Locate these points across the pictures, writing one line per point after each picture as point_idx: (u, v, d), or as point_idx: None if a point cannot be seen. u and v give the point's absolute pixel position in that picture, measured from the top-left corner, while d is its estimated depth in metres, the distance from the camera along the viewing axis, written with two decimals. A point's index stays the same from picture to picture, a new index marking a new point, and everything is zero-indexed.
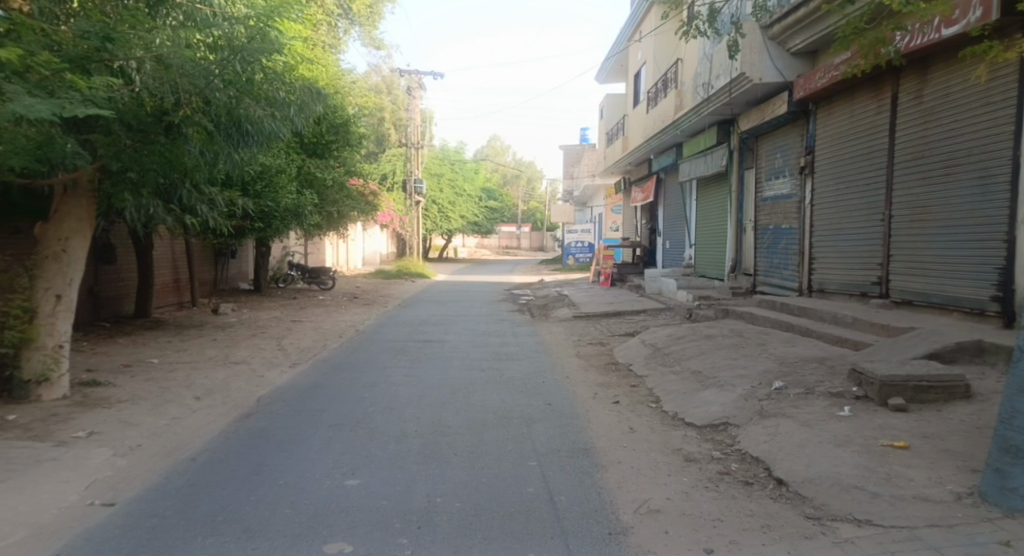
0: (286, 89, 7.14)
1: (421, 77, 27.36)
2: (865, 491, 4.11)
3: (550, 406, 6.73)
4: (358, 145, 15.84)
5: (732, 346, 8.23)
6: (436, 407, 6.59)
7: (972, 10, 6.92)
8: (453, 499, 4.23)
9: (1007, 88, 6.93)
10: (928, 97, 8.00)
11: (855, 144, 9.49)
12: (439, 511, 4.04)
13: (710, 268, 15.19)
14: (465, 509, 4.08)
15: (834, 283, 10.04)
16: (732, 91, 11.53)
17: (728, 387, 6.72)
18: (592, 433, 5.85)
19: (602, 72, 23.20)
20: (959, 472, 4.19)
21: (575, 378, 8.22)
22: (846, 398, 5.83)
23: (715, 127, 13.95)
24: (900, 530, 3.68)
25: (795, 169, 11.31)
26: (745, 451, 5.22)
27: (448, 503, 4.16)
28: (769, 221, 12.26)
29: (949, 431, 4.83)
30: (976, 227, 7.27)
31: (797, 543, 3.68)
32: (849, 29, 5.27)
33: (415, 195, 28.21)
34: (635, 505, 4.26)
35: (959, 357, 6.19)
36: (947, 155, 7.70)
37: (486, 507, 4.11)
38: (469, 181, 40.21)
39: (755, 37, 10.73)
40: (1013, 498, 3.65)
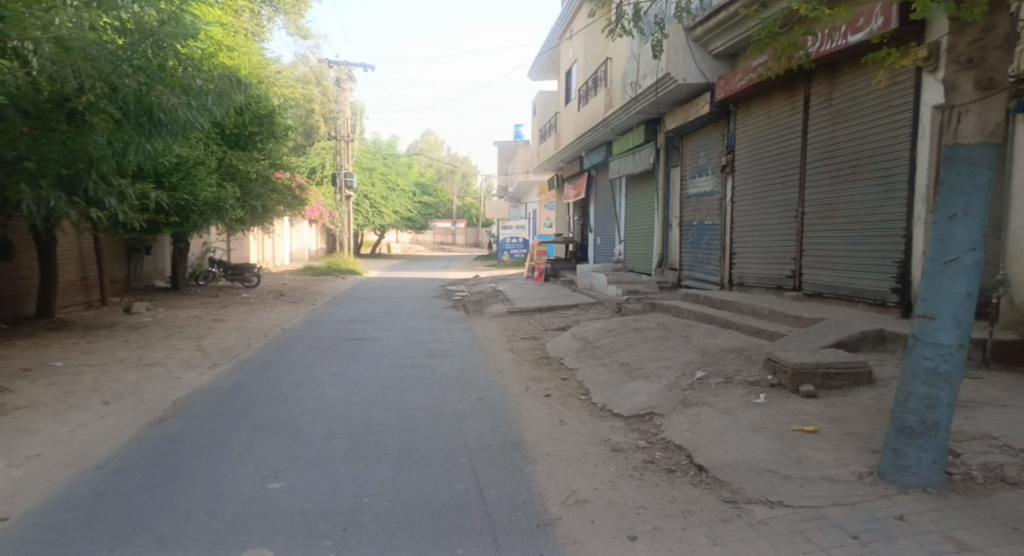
0: (202, 77, 6.93)
1: (350, 69, 26.89)
2: (777, 474, 4.33)
3: (481, 402, 6.74)
4: (284, 137, 15.36)
5: (658, 338, 8.48)
6: (366, 405, 6.50)
7: (874, 18, 7.32)
8: (381, 498, 4.19)
9: (905, 92, 7.39)
10: (837, 99, 8.44)
11: (771, 143, 9.94)
12: (366, 511, 3.99)
13: (639, 262, 15.56)
14: (393, 508, 4.05)
15: (752, 276, 10.47)
16: (658, 91, 11.82)
17: (654, 378, 6.94)
18: (523, 427, 5.89)
19: (535, 69, 23.38)
20: (861, 453, 4.47)
21: (507, 373, 8.27)
22: (762, 386, 6.11)
23: (643, 125, 14.31)
24: (808, 510, 3.89)
25: (716, 167, 11.74)
26: (668, 439, 5.40)
27: (375, 503, 4.12)
28: (693, 218, 12.68)
29: (854, 415, 5.14)
30: (878, 224, 7.74)
31: (714, 527, 3.84)
32: (764, 33, 5.46)
33: (346, 189, 27.65)
34: (563, 496, 4.34)
35: (863, 345, 6.61)
36: (854, 155, 8.15)
37: (414, 506, 4.09)
38: (400, 176, 39.75)
39: (678, 39, 11.04)
40: (908, 476, 3.92)
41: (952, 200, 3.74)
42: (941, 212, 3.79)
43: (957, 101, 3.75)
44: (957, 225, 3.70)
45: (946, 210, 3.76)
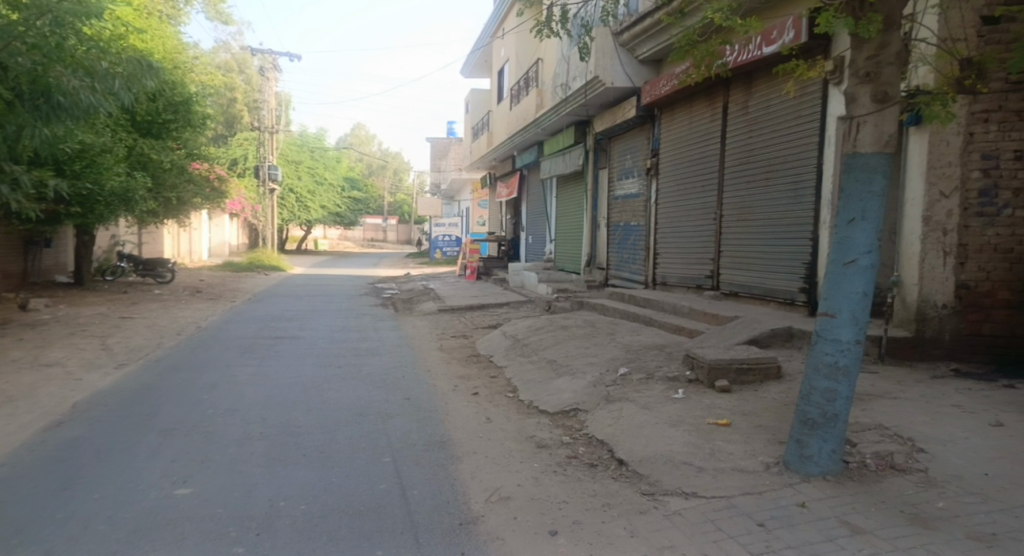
0: (107, 59, 6.61)
1: (275, 58, 26.07)
2: (692, 466, 4.49)
3: (407, 401, 6.68)
4: (202, 126, 14.72)
5: (584, 336, 8.64)
6: (286, 406, 6.33)
7: (786, 31, 7.68)
8: (298, 502, 4.10)
9: (813, 103, 7.80)
10: (753, 107, 8.84)
11: (692, 148, 10.30)
12: (281, 515, 3.90)
13: (569, 262, 15.76)
14: (310, 511, 3.97)
15: (674, 276, 10.81)
16: (587, 93, 12.02)
17: (580, 374, 7.06)
18: (449, 426, 5.89)
19: (467, 66, 23.33)
20: (769, 444, 4.70)
21: (435, 371, 8.23)
22: (680, 381, 6.33)
23: (573, 127, 14.52)
24: (720, 500, 4.06)
25: (641, 169, 12.05)
26: (591, 435, 5.51)
27: (292, 506, 4.02)
28: (620, 219, 12.97)
29: (764, 408, 5.40)
30: (789, 226, 8.14)
31: (632, 519, 3.95)
32: (685, 41, 5.63)
33: (269, 182, 26.75)
34: (487, 493, 4.37)
35: (773, 342, 6.93)
36: (768, 161, 8.54)
37: (333, 508, 4.02)
38: (328, 170, 38.83)
39: (606, 43, 11.26)
40: (810, 465, 4.15)
41: (852, 205, 3.97)
42: (841, 216, 4.03)
43: (857, 112, 3.98)
44: (856, 229, 3.94)
45: (846, 215, 4.00)
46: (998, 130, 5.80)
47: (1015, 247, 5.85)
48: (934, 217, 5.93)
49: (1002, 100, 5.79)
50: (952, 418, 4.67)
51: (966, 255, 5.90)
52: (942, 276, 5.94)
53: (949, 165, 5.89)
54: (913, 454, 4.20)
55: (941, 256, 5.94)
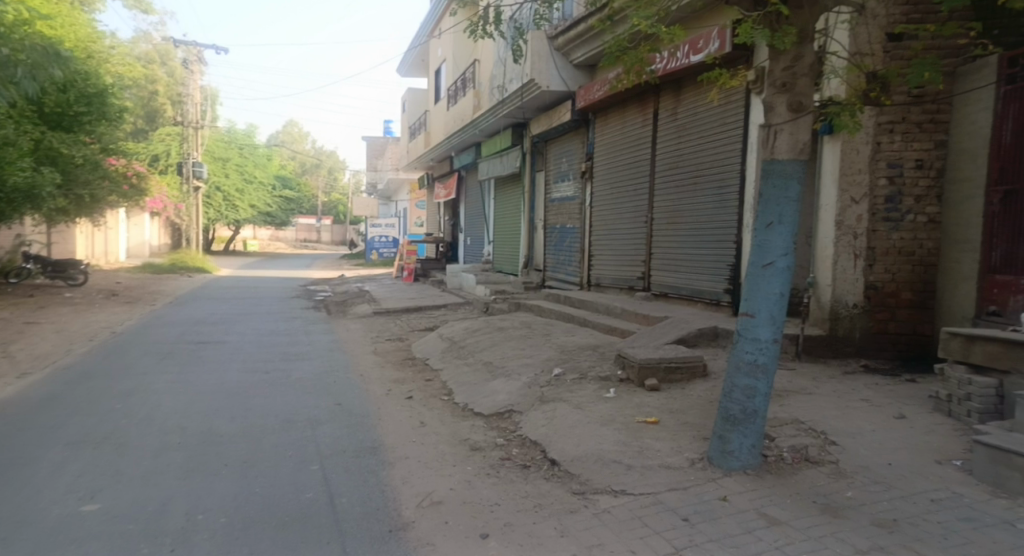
0: (8, 46, 6.26)
1: (200, 50, 25.14)
2: (621, 464, 4.58)
3: (339, 406, 6.56)
4: (118, 119, 14.04)
5: (520, 337, 8.70)
6: (210, 414, 6.10)
7: (712, 41, 7.95)
8: (218, 514, 3.96)
9: (737, 111, 8.09)
10: (682, 114, 9.11)
11: (625, 153, 10.53)
12: (198, 529, 3.77)
13: (507, 263, 15.83)
14: (230, 524, 3.84)
15: (608, 277, 11.02)
16: (523, 96, 12.10)
17: (515, 376, 7.10)
18: (381, 431, 5.80)
19: (404, 65, 23.12)
20: (694, 441, 4.85)
21: (368, 375, 8.11)
22: (612, 381, 6.45)
23: (510, 129, 14.59)
24: (647, 496, 4.16)
25: (576, 173, 12.23)
26: (524, 436, 5.54)
27: (211, 519, 3.89)
28: (556, 221, 13.11)
29: (690, 405, 5.56)
30: (715, 230, 8.41)
31: (562, 519, 4.00)
32: (615, 47, 5.70)
33: (194, 180, 25.73)
34: (418, 498, 4.33)
35: (700, 342, 7.15)
36: (695, 166, 8.81)
37: (255, 519, 3.91)
38: (259, 168, 37.66)
39: (541, 46, 11.37)
40: (732, 460, 4.30)
41: (770, 210, 4.14)
42: (760, 220, 4.19)
43: (774, 121, 4.16)
44: (774, 233, 4.12)
45: (765, 219, 4.16)
46: (902, 141, 6.16)
47: (917, 251, 6.22)
48: (845, 222, 6.24)
49: (905, 112, 6.15)
50: (861, 412, 4.94)
51: (874, 257, 6.24)
52: (852, 278, 6.27)
53: (858, 173, 6.22)
54: (826, 446, 4.42)
55: (852, 258, 6.26)
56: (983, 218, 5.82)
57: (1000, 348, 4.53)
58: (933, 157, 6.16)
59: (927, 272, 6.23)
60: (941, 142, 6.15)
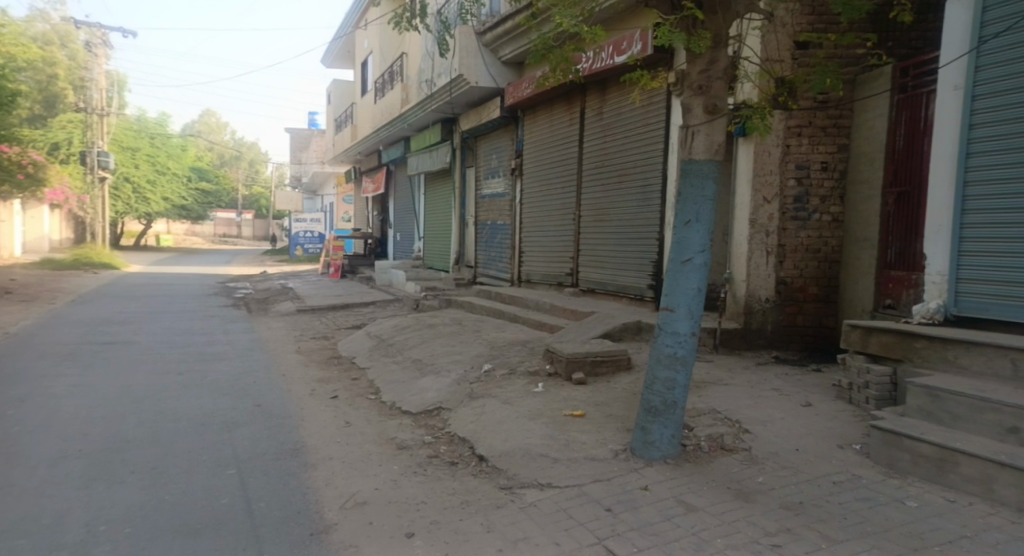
0: None
1: (104, 32, 23.77)
2: (547, 458, 4.66)
3: (259, 408, 6.37)
4: (10, 106, 13.09)
5: (450, 334, 8.69)
6: (118, 420, 5.82)
7: (634, 43, 8.16)
8: (122, 525, 3.80)
9: (659, 112, 8.32)
10: (607, 114, 9.31)
11: (553, 150, 10.67)
12: (100, 542, 3.60)
13: (437, 259, 15.77)
14: (136, 535, 3.69)
15: (537, 274, 11.14)
16: (452, 91, 12.05)
17: (444, 372, 7.09)
18: (304, 432, 5.68)
19: (329, 55, 22.61)
20: (618, 433, 4.98)
21: (291, 376, 7.90)
22: (540, 375, 6.54)
23: (439, 124, 14.51)
24: (572, 489, 4.25)
25: (506, 170, 12.30)
26: (453, 433, 5.54)
27: (114, 530, 3.73)
28: (487, 218, 13.14)
29: (615, 398, 5.70)
30: (638, 227, 8.64)
31: (488, 514, 4.03)
32: (541, 45, 5.73)
33: (99, 171, 24.31)
34: (341, 500, 4.27)
35: (625, 336, 7.34)
36: (620, 165, 9.02)
37: (163, 528, 3.77)
38: (172, 158, 35.96)
39: (469, 41, 11.34)
40: (653, 450, 4.45)
41: (687, 209, 4.30)
42: (678, 218, 4.35)
43: (691, 122, 4.31)
44: (691, 230, 4.28)
45: (683, 217, 4.32)
46: (809, 143, 6.51)
47: (822, 247, 6.61)
48: (758, 220, 6.54)
49: (812, 116, 6.50)
50: (772, 400, 5.20)
51: (784, 254, 6.58)
52: (765, 274, 6.58)
53: (770, 173, 6.52)
54: (740, 435, 4.63)
55: (764, 255, 6.56)
56: (880, 217, 6.18)
57: (894, 338, 4.87)
58: (836, 159, 6.55)
59: (831, 268, 6.63)
60: (844, 145, 6.54)
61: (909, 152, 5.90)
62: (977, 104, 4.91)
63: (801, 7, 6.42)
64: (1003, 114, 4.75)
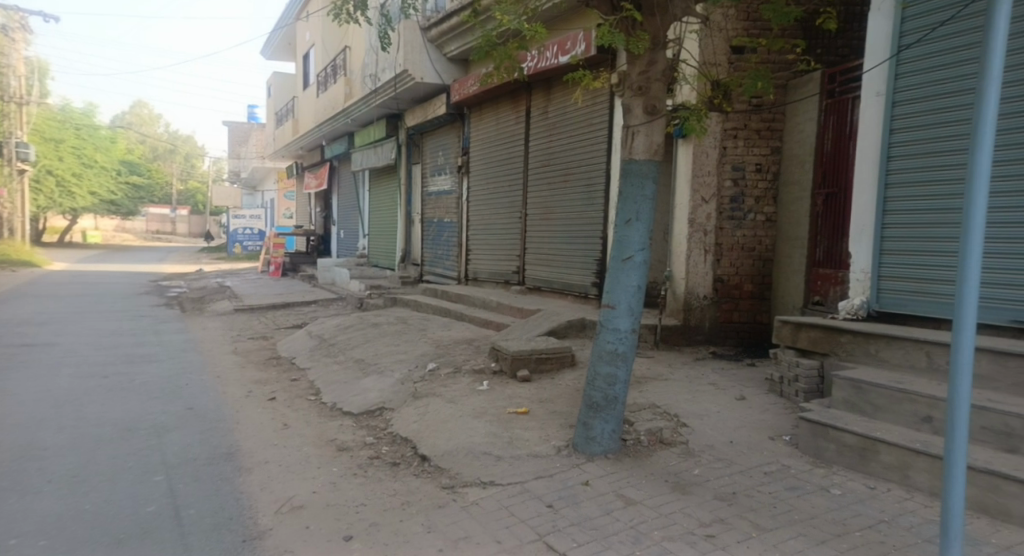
0: None
1: (22, 15, 22.54)
2: (491, 456, 4.67)
3: (191, 412, 6.16)
4: None
5: (394, 333, 8.60)
6: (37, 426, 5.53)
7: (578, 43, 8.25)
8: (37, 537, 3.62)
9: (602, 112, 8.44)
10: (552, 113, 9.38)
11: (499, 148, 10.69)
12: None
13: (383, 257, 15.58)
14: (52, 547, 3.53)
15: (484, 271, 11.14)
16: (397, 87, 11.91)
17: (388, 372, 7.01)
18: (240, 435, 5.54)
19: (269, 47, 22.06)
20: (561, 429, 5.03)
21: (227, 377, 7.67)
22: (486, 374, 6.55)
23: (384, 119, 14.33)
24: (514, 486, 4.27)
25: (452, 167, 12.25)
26: (395, 433, 5.49)
27: (27, 544, 3.55)
28: (433, 215, 13.06)
29: (559, 395, 5.76)
30: (583, 225, 8.74)
31: (430, 515, 4.01)
32: (484, 42, 5.67)
33: (17, 163, 23.01)
34: (277, 504, 4.18)
35: (569, 333, 7.41)
36: (565, 163, 9.10)
37: (82, 540, 3.61)
38: (99, 151, 34.35)
39: (414, 37, 11.23)
40: (595, 445, 4.51)
41: (628, 207, 4.37)
42: (620, 217, 4.41)
43: (632, 122, 4.38)
44: (632, 229, 4.35)
45: (624, 216, 4.39)
46: (744, 145, 6.72)
47: (756, 246, 6.84)
48: (697, 219, 6.70)
49: (746, 119, 6.72)
50: (709, 395, 5.35)
51: (721, 252, 6.78)
52: (703, 272, 6.76)
53: (708, 174, 6.70)
54: (678, 428, 4.75)
55: (702, 253, 6.74)
56: (809, 217, 6.41)
57: (821, 333, 5.08)
58: (769, 161, 6.79)
59: (764, 266, 6.87)
60: (776, 148, 6.78)
61: (836, 154, 6.14)
62: (897, 110, 5.17)
63: (737, 13, 6.62)
64: (920, 120, 5.00)
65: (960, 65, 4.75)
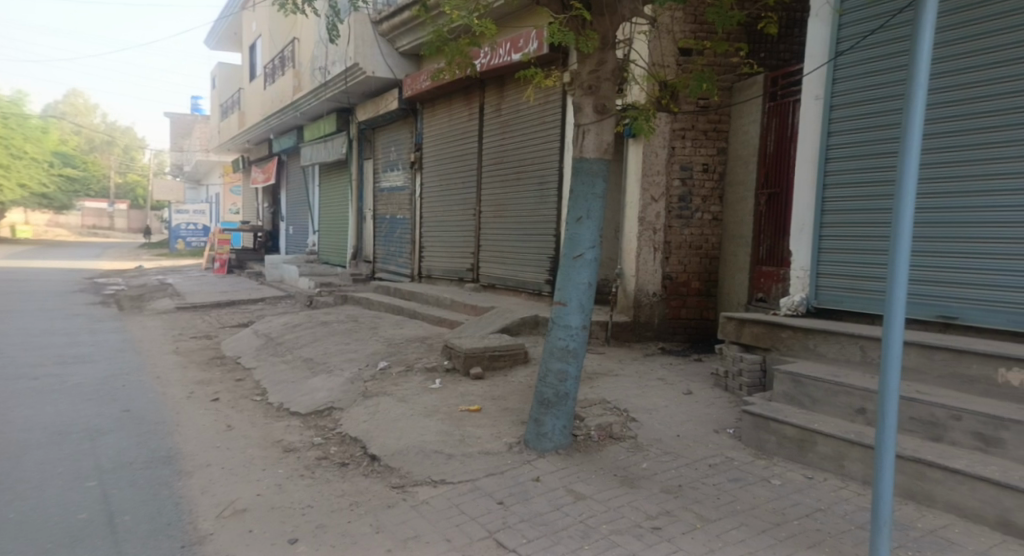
0: None
1: None
2: (442, 454, 4.65)
3: (128, 414, 5.94)
4: None
5: (345, 332, 8.48)
6: None
7: (531, 42, 8.27)
8: None
9: (554, 111, 8.48)
10: (505, 111, 9.39)
11: (453, 145, 10.65)
12: None
13: (333, 254, 15.33)
14: None
15: (438, 269, 11.08)
16: (347, 81, 11.72)
17: (337, 371, 6.91)
18: (181, 438, 5.37)
19: (213, 36, 21.43)
20: (513, 426, 5.05)
21: (167, 378, 7.43)
22: (438, 372, 6.52)
23: (334, 114, 14.10)
24: (465, 484, 4.26)
25: (405, 163, 12.13)
26: (344, 433, 5.41)
27: None
28: (385, 212, 12.92)
29: (511, 392, 5.78)
30: (536, 223, 8.77)
31: (378, 515, 3.97)
32: (436, 38, 5.60)
33: None
34: (219, 508, 4.08)
35: (522, 330, 7.44)
36: (519, 161, 9.12)
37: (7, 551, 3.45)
38: (30, 142, 32.80)
39: (365, 30, 11.06)
40: (546, 441, 4.54)
41: (579, 205, 4.41)
42: (571, 215, 4.44)
43: (582, 121, 4.42)
44: (583, 227, 4.38)
45: (575, 214, 4.42)
46: (692, 146, 6.86)
47: (703, 244, 6.99)
48: (646, 218, 6.81)
49: (694, 120, 6.85)
50: (657, 389, 5.45)
51: (670, 250, 6.91)
52: (652, 269, 6.87)
53: (657, 174, 6.82)
54: (627, 423, 4.82)
55: (652, 251, 6.85)
56: (753, 216, 6.58)
57: (764, 329, 5.23)
58: (716, 161, 6.94)
59: (711, 264, 7.03)
60: (722, 149, 6.95)
61: (778, 156, 6.32)
62: (835, 114, 5.34)
63: (684, 16, 6.74)
64: (856, 124, 5.18)
65: (892, 70, 4.94)
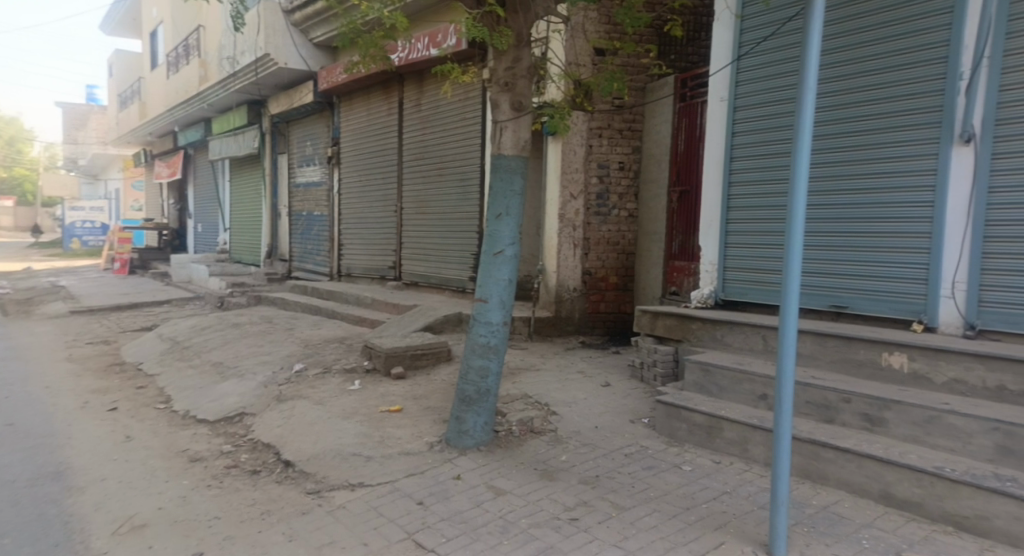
0: None
1: None
2: (360, 457, 4.54)
3: (13, 429, 5.49)
4: None
5: (258, 334, 8.16)
6: None
7: (449, 37, 8.19)
8: None
9: (474, 107, 8.45)
10: (424, 106, 9.29)
11: (371, 140, 10.44)
12: None
13: (247, 253, 14.75)
14: None
15: (358, 267, 10.84)
16: (258, 71, 11.27)
17: (249, 376, 6.63)
18: (73, 452, 5.01)
19: (110, 22, 20.13)
20: (434, 425, 5.00)
21: (59, 388, 6.92)
22: (357, 373, 6.37)
23: (245, 106, 13.53)
24: (383, 486, 4.18)
25: (322, 158, 11.79)
26: (257, 439, 5.20)
27: None
28: (302, 208, 12.53)
29: (432, 391, 5.72)
30: (458, 219, 8.73)
31: (291, 522, 3.83)
32: (350, 29, 5.44)
33: None
34: (115, 525, 3.84)
35: (445, 328, 7.38)
36: (439, 157, 9.05)
37: None
38: None
39: (276, 20, 10.65)
40: (467, 439, 4.52)
41: (498, 202, 4.40)
42: (490, 211, 4.43)
43: (499, 117, 4.42)
44: (502, 223, 4.37)
45: (495, 211, 4.42)
46: (608, 144, 7.00)
47: (620, 240, 7.15)
48: (566, 214, 6.89)
49: (610, 119, 6.99)
50: (577, 383, 5.53)
51: (588, 246, 7.02)
52: (572, 265, 6.97)
53: (575, 171, 6.91)
54: (548, 417, 4.86)
55: (572, 247, 6.95)
56: (666, 213, 6.78)
57: (677, 321, 5.40)
58: (631, 159, 7.12)
59: (627, 259, 7.19)
60: (637, 147, 7.13)
61: (688, 154, 6.53)
62: (738, 114, 5.56)
63: (598, 16, 6.86)
64: (757, 125, 5.41)
65: (789, 75, 5.19)
